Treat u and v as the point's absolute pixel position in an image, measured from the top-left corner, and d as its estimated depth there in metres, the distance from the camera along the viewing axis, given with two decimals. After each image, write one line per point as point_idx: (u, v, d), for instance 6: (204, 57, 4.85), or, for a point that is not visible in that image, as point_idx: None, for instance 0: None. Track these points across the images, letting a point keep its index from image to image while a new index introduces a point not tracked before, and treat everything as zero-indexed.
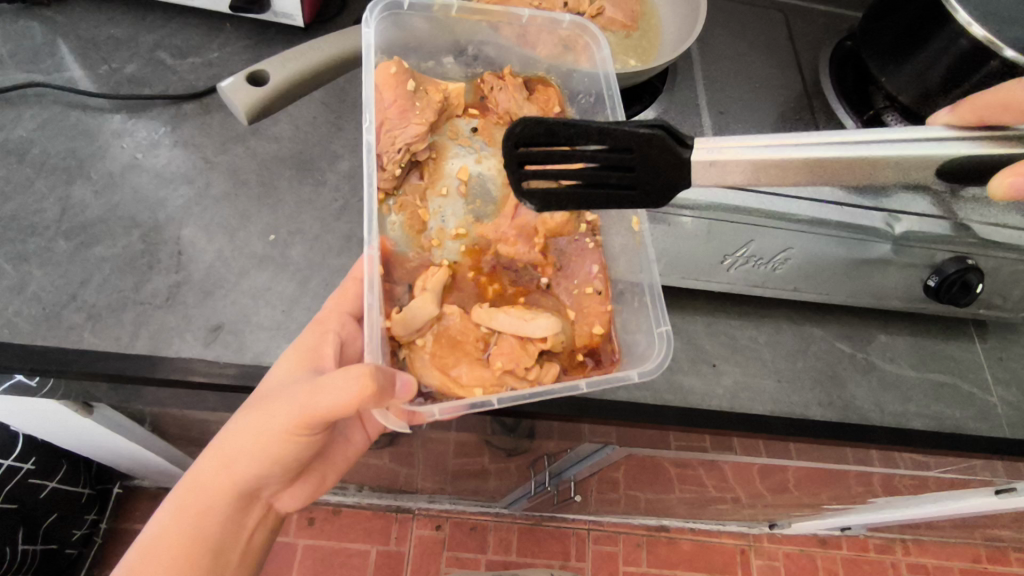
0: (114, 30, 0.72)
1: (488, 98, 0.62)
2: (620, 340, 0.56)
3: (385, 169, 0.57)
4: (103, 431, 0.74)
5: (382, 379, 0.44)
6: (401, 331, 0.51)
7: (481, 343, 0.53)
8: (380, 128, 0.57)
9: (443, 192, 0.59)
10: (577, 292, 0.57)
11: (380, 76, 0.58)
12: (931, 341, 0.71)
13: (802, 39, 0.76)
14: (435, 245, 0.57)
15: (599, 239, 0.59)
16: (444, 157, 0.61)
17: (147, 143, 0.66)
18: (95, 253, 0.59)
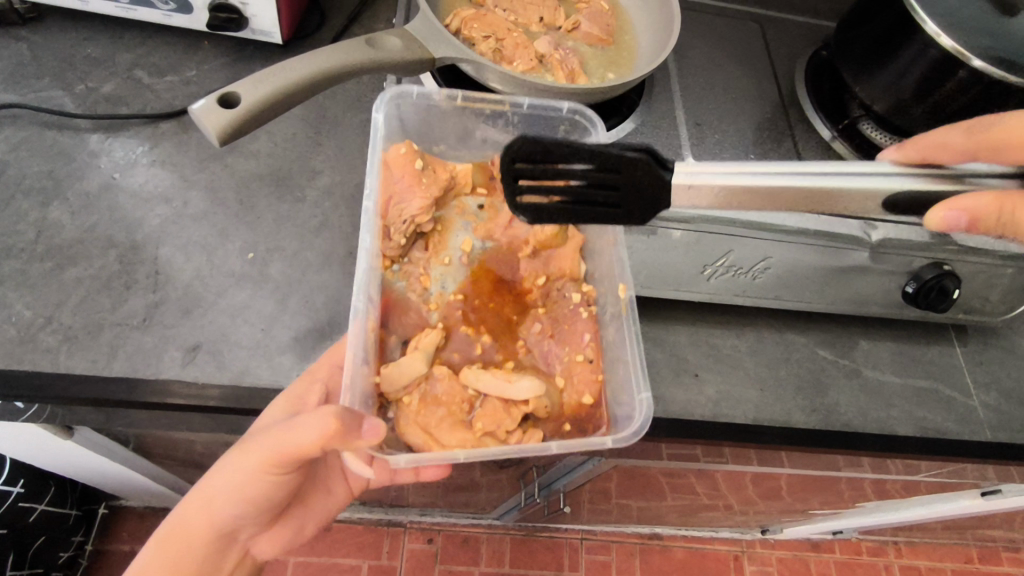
0: (90, 50, 0.72)
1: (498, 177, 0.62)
2: (608, 410, 0.55)
3: (391, 239, 0.57)
4: (87, 452, 0.73)
5: (349, 421, 0.44)
6: (389, 387, 0.51)
7: (466, 404, 0.53)
8: (388, 202, 0.57)
9: (445, 262, 0.59)
10: (568, 360, 0.56)
11: (390, 153, 0.58)
12: (912, 346, 0.72)
13: (778, 50, 0.78)
14: (432, 309, 0.58)
15: (592, 308, 0.59)
16: (449, 228, 0.61)
17: (124, 163, 0.65)
18: (72, 274, 0.58)
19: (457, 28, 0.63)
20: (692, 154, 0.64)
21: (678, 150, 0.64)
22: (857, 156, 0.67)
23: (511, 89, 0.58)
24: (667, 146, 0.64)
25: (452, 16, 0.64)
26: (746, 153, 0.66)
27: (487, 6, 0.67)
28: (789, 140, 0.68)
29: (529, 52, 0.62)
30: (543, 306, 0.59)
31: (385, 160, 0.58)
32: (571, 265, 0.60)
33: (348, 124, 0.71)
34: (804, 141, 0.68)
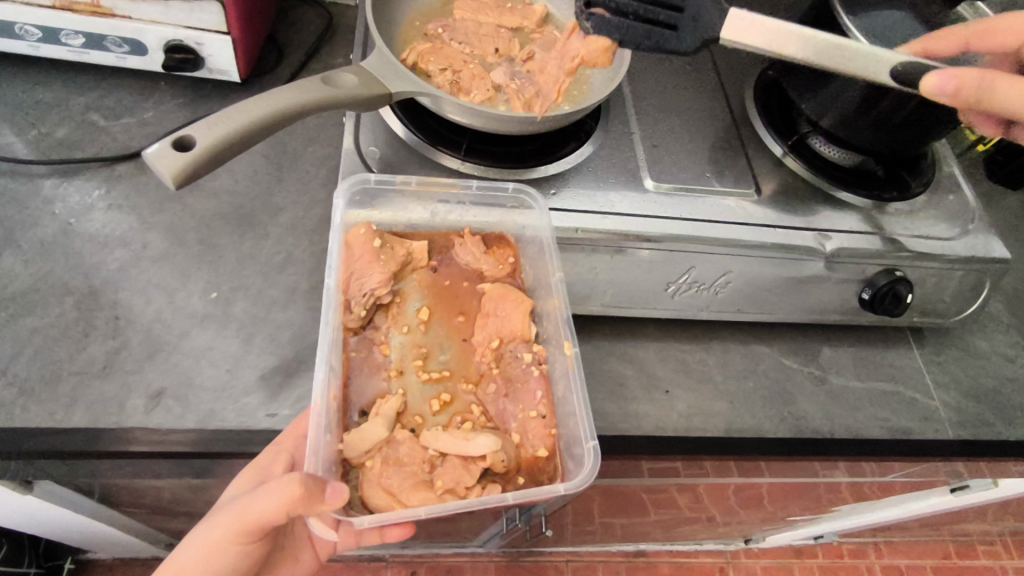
0: (42, 95, 0.71)
1: (452, 252, 0.60)
2: (563, 465, 0.53)
3: (351, 311, 0.54)
4: (47, 508, 0.70)
5: (313, 488, 0.44)
6: (351, 452, 0.49)
7: (426, 465, 0.50)
8: (347, 279, 0.55)
9: (406, 329, 0.56)
10: (523, 416, 0.53)
11: (350, 235, 0.57)
12: (871, 350, 0.74)
13: (727, 70, 0.81)
14: (393, 376, 0.53)
15: (546, 366, 0.56)
16: (407, 299, 0.57)
17: (80, 208, 0.64)
18: (27, 324, 0.57)
19: (414, 61, 0.64)
20: (650, 175, 0.66)
21: (635, 172, 0.66)
22: (807, 170, 0.70)
23: (469, 120, 0.58)
24: (624, 169, 0.66)
25: (409, 51, 0.65)
26: (703, 172, 0.68)
27: (442, 39, 0.68)
28: (742, 158, 0.70)
29: (485, 82, 0.63)
30: (498, 367, 0.55)
31: (345, 241, 0.57)
32: (522, 326, 0.56)
33: (309, 159, 0.72)
34: (756, 158, 0.71)
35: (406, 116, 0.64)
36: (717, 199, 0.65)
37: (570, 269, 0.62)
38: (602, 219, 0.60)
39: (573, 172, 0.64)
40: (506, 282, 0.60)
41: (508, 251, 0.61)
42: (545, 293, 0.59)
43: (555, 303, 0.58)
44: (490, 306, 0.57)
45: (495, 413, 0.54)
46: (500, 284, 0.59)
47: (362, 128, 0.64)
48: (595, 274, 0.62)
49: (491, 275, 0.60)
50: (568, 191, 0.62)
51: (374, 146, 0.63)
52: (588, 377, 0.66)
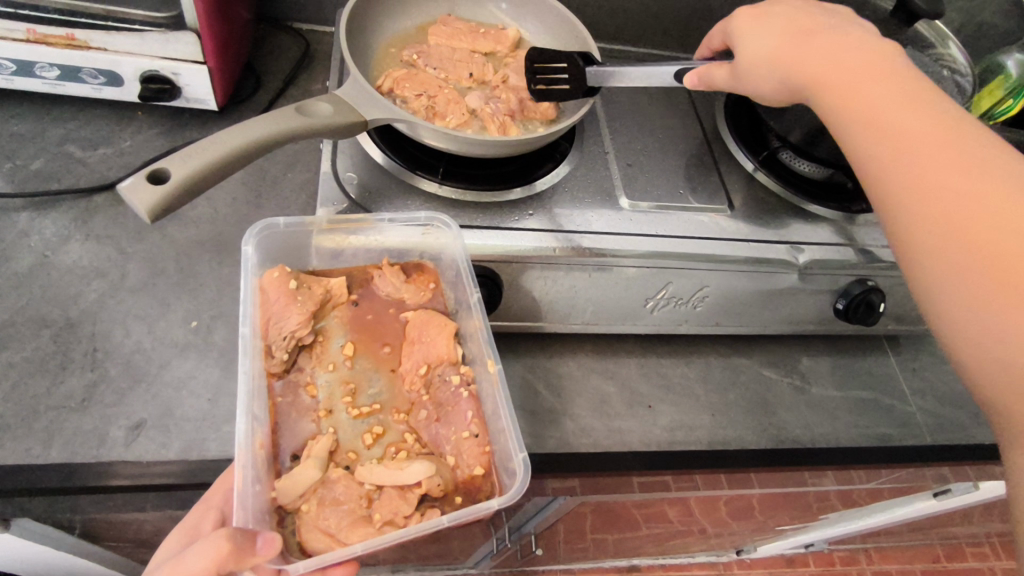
0: (18, 127, 0.71)
1: (370, 285, 0.60)
2: (501, 481, 0.52)
3: (273, 355, 0.54)
4: (26, 546, 0.69)
5: (241, 542, 0.43)
6: (285, 497, 0.49)
7: (363, 501, 0.49)
8: (266, 324, 0.55)
9: (329, 366, 0.55)
10: (456, 437, 0.53)
11: (264, 280, 0.56)
12: (849, 359, 0.75)
13: (697, 88, 0.82)
14: (322, 416, 0.53)
15: (475, 386, 0.56)
16: (332, 337, 0.57)
17: (57, 240, 0.64)
18: (3, 358, 0.56)
19: (389, 88, 0.65)
20: (624, 194, 0.67)
21: (611, 191, 0.67)
22: (778, 185, 0.71)
23: (445, 144, 0.59)
24: (600, 189, 0.67)
25: (384, 77, 0.66)
26: (677, 190, 0.69)
27: (417, 65, 0.69)
28: (715, 175, 0.72)
29: (461, 107, 0.64)
30: (426, 393, 0.55)
31: (259, 286, 0.56)
32: (447, 349, 0.56)
33: (288, 184, 0.72)
34: (729, 175, 0.72)
35: (383, 142, 0.65)
36: (692, 215, 0.67)
37: (550, 288, 0.63)
38: (580, 237, 0.61)
39: (551, 193, 0.65)
40: (424, 306, 0.60)
41: (430, 275, 0.62)
42: (466, 314, 0.60)
43: (477, 325, 0.57)
44: (414, 334, 0.57)
45: (424, 438, 0.54)
46: (423, 310, 0.59)
47: (339, 154, 0.64)
48: (574, 292, 0.63)
49: (411, 302, 0.60)
50: (546, 211, 0.63)
51: (352, 172, 0.63)
52: (571, 394, 0.66)
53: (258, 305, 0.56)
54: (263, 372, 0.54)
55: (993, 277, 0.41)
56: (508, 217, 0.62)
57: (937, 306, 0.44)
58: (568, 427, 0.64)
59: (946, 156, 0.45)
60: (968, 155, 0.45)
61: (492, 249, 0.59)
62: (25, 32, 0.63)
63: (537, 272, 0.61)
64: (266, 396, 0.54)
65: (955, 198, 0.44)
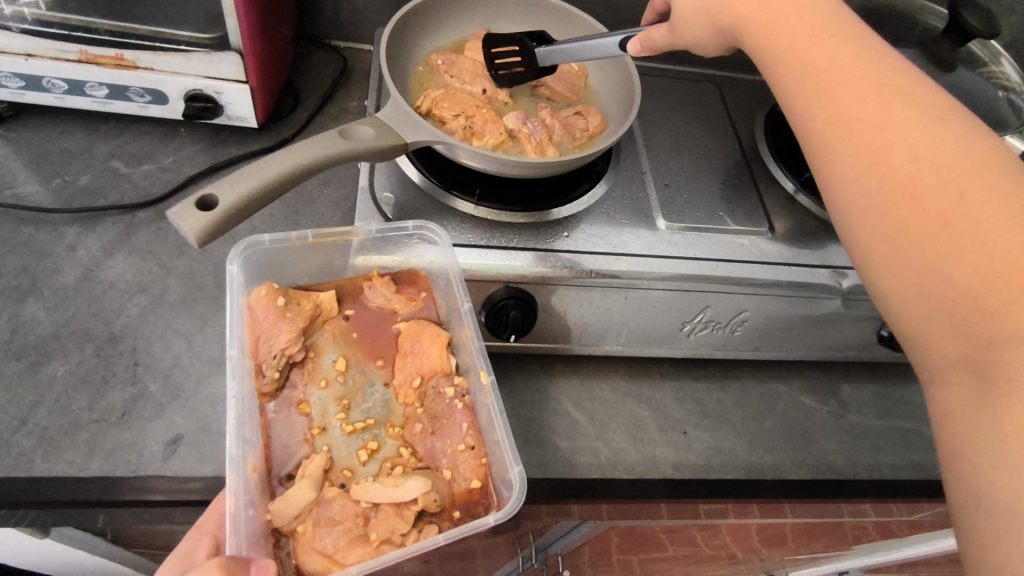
0: (67, 143, 0.73)
1: (359, 298, 0.60)
2: (497, 495, 0.51)
3: (263, 375, 0.53)
4: (59, 551, 0.71)
5: (236, 572, 0.42)
6: (280, 520, 0.47)
7: (359, 520, 0.48)
8: (256, 342, 0.54)
9: (321, 383, 0.55)
10: (452, 451, 0.52)
11: (251, 297, 0.56)
12: (892, 387, 0.73)
13: (736, 107, 0.81)
14: (315, 435, 0.52)
15: (469, 397, 0.55)
16: (323, 352, 0.56)
17: (102, 255, 0.65)
18: (48, 371, 0.58)
19: (428, 108, 0.66)
20: (661, 216, 0.66)
21: (647, 212, 0.66)
22: (820, 207, 0.69)
23: (482, 164, 0.58)
24: (636, 210, 0.66)
25: (422, 97, 0.67)
26: (715, 211, 0.67)
27: (452, 85, 0.69)
28: (754, 195, 0.70)
29: (498, 126, 0.64)
30: (420, 407, 0.55)
31: (247, 304, 0.56)
32: (440, 360, 0.55)
33: (324, 202, 0.72)
34: (768, 195, 0.71)
35: (420, 162, 0.65)
36: (731, 237, 0.65)
37: (584, 311, 0.62)
38: (615, 259, 0.60)
39: (585, 214, 0.65)
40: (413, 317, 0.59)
41: (421, 287, 0.61)
42: (456, 323, 0.59)
43: (468, 334, 0.57)
44: (407, 345, 0.57)
45: (414, 451, 0.53)
46: (414, 320, 0.58)
47: (376, 173, 0.65)
48: (609, 315, 0.62)
49: (400, 313, 0.59)
50: (581, 231, 0.62)
51: (388, 192, 0.63)
52: (604, 418, 0.65)
53: (247, 324, 0.55)
54: (255, 392, 0.53)
55: (914, 224, 0.40)
56: (543, 237, 0.61)
57: (868, 255, 0.43)
58: (601, 452, 0.63)
59: (869, 104, 0.43)
60: (890, 100, 0.42)
61: (498, 269, 0.58)
62: (78, 53, 0.65)
63: (572, 294, 0.60)
64: (257, 416, 0.53)
65: (878, 147, 0.42)
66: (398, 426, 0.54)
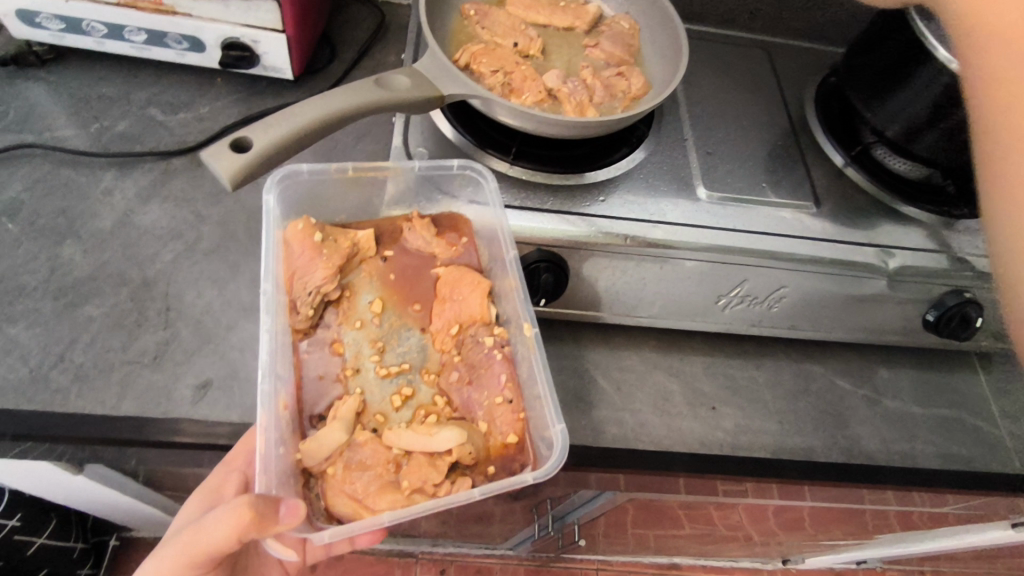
0: (106, 89, 0.73)
1: (397, 236, 0.59)
2: (533, 449, 0.51)
3: (298, 312, 0.53)
4: (92, 488, 0.74)
5: (265, 510, 0.42)
6: (310, 461, 0.48)
7: (391, 466, 0.48)
8: (291, 278, 0.54)
9: (356, 324, 0.54)
10: (489, 403, 0.52)
11: (288, 232, 0.56)
12: (933, 374, 0.70)
13: (787, 75, 0.77)
14: (349, 376, 0.52)
15: (509, 349, 0.54)
16: (359, 292, 0.56)
17: (138, 200, 0.66)
18: (83, 312, 0.59)
19: (466, 62, 0.64)
20: (703, 183, 0.63)
21: (689, 180, 0.64)
22: (870, 183, 0.66)
23: (520, 123, 0.57)
24: (677, 177, 0.64)
25: (462, 51, 0.65)
26: (759, 182, 0.65)
27: (492, 39, 0.67)
28: (800, 167, 0.67)
29: (538, 84, 0.62)
30: (458, 354, 0.54)
31: (283, 239, 0.56)
32: (480, 309, 0.55)
33: (358, 157, 0.72)
34: (816, 168, 0.68)
35: (455, 118, 0.64)
36: (772, 210, 0.63)
37: (617, 280, 0.61)
38: (653, 227, 0.58)
39: (623, 179, 0.63)
40: (453, 261, 0.59)
41: (461, 232, 0.60)
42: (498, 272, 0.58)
43: (511, 283, 0.56)
44: (445, 292, 0.56)
45: (451, 401, 0.52)
46: (453, 266, 0.58)
47: (410, 128, 0.63)
48: (641, 283, 0.61)
49: (439, 257, 0.59)
50: (619, 197, 0.60)
51: (423, 147, 0.62)
52: (631, 388, 0.64)
53: (282, 259, 0.56)
54: (289, 328, 0.54)
55: None
56: (579, 201, 0.60)
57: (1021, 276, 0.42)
58: (627, 422, 0.62)
59: None
60: None
61: (531, 231, 0.57)
62: None
63: (605, 262, 0.59)
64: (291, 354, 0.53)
65: None
66: (434, 372, 0.54)
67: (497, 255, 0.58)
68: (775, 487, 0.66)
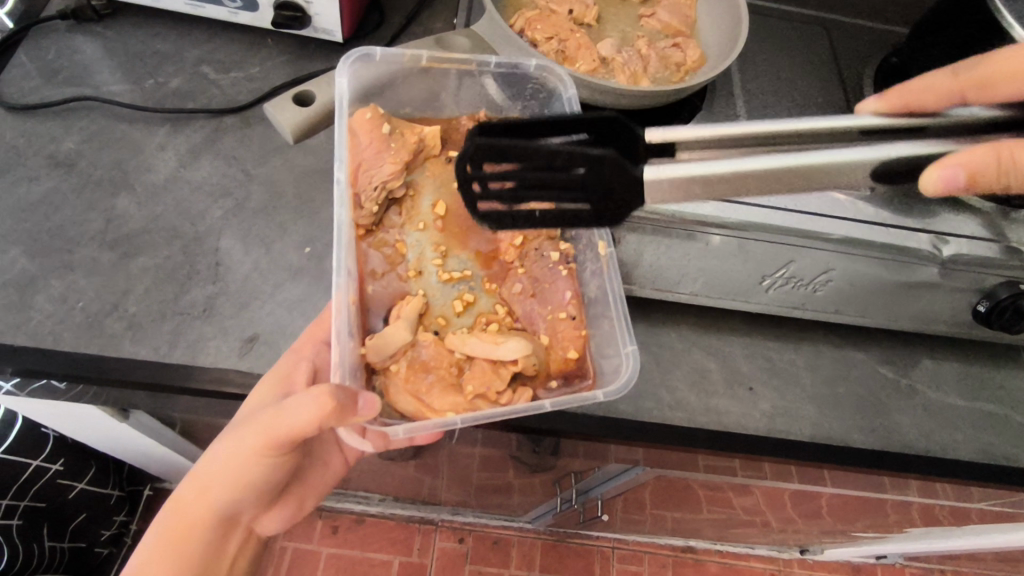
0: (160, 45, 0.74)
1: (464, 137, 0.61)
2: (594, 365, 0.54)
3: (362, 207, 0.55)
4: (135, 435, 0.76)
5: (346, 400, 0.44)
6: (375, 356, 0.50)
7: (454, 369, 0.52)
8: (358, 169, 0.56)
9: (419, 226, 0.57)
10: (551, 318, 0.55)
11: (355, 121, 0.57)
12: (979, 368, 0.68)
13: (845, 54, 0.75)
14: (412, 276, 0.55)
15: (573, 265, 0.57)
16: (422, 194, 0.59)
17: (189, 156, 0.67)
18: (137, 263, 0.60)
19: (521, 28, 0.63)
20: None
21: None
22: None
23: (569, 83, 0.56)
24: None
25: (517, 16, 0.64)
26: None
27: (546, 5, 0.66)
28: None
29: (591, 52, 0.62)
30: (521, 266, 0.57)
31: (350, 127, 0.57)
32: None
33: None
34: None
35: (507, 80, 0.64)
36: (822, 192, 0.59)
37: (662, 256, 0.60)
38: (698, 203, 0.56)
39: None
40: None
41: None
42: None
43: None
44: None
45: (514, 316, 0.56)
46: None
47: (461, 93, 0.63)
48: (687, 260, 0.61)
49: None
50: None
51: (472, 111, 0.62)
52: (668, 365, 0.64)
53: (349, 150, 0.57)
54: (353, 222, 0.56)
55: None
56: None
57: None
58: (663, 398, 0.62)
59: None
60: None
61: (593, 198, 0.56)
62: None
63: (647, 236, 0.59)
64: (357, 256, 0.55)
65: None
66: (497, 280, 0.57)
67: None
68: (795, 470, 0.67)
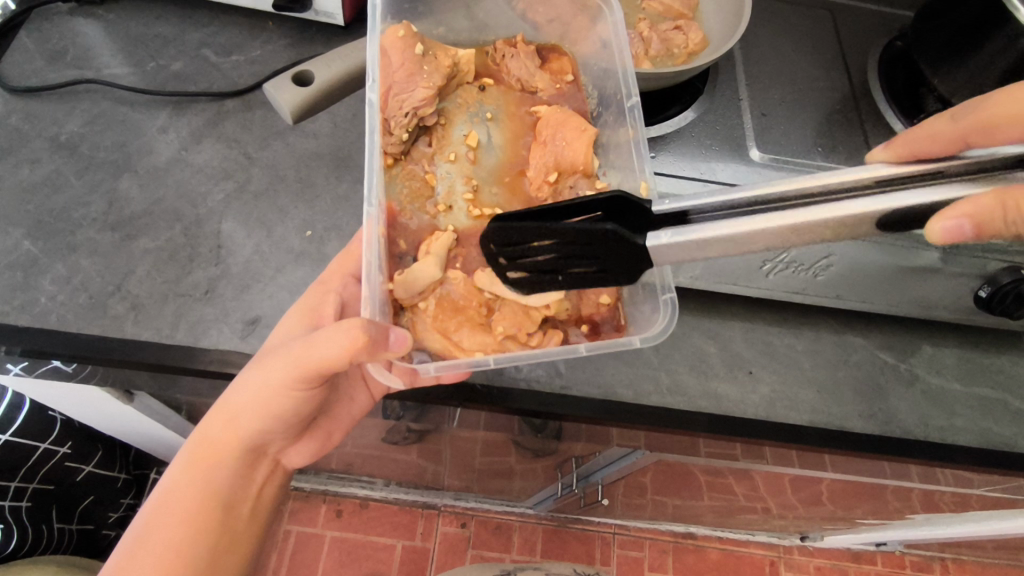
0: (162, 28, 0.74)
1: (501, 65, 0.62)
2: (628, 310, 0.54)
3: (392, 133, 0.57)
4: (140, 418, 0.77)
5: (376, 336, 0.45)
6: (404, 293, 0.51)
7: (483, 311, 0.53)
8: (388, 94, 0.57)
9: (450, 157, 0.59)
10: None
11: (388, 40, 0.58)
12: (981, 354, 0.68)
13: (850, 37, 0.74)
14: (442, 211, 0.57)
15: None
16: (453, 123, 0.60)
17: (191, 139, 0.67)
18: (139, 245, 0.61)
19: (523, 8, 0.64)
20: (756, 145, 0.62)
21: (742, 141, 0.62)
22: None
23: None
24: (728, 137, 0.63)
25: None
26: (812, 146, 0.64)
27: None
28: (859, 133, 0.65)
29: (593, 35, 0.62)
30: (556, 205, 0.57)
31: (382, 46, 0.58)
32: (584, 158, 0.56)
33: None
34: (875, 135, 0.65)
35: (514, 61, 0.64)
36: None
37: None
38: None
39: (673, 138, 0.62)
40: (555, 99, 0.62)
41: (566, 66, 0.62)
42: (613, 117, 0.59)
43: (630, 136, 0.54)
44: (548, 134, 0.58)
45: None
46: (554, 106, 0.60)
47: None
48: None
49: (542, 92, 0.61)
50: (667, 156, 0.60)
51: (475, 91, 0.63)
52: (667, 350, 0.65)
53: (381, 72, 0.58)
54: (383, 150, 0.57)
55: None
56: None
57: None
58: (661, 382, 0.63)
59: None
60: None
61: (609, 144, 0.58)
62: None
63: None
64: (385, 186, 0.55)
65: None
66: None
67: (605, 98, 0.60)
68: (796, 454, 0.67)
